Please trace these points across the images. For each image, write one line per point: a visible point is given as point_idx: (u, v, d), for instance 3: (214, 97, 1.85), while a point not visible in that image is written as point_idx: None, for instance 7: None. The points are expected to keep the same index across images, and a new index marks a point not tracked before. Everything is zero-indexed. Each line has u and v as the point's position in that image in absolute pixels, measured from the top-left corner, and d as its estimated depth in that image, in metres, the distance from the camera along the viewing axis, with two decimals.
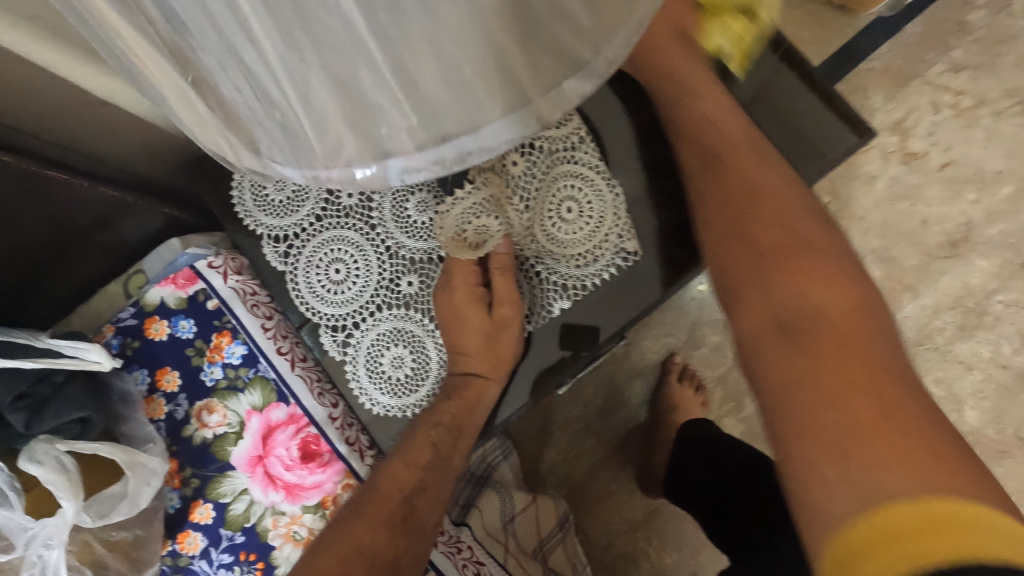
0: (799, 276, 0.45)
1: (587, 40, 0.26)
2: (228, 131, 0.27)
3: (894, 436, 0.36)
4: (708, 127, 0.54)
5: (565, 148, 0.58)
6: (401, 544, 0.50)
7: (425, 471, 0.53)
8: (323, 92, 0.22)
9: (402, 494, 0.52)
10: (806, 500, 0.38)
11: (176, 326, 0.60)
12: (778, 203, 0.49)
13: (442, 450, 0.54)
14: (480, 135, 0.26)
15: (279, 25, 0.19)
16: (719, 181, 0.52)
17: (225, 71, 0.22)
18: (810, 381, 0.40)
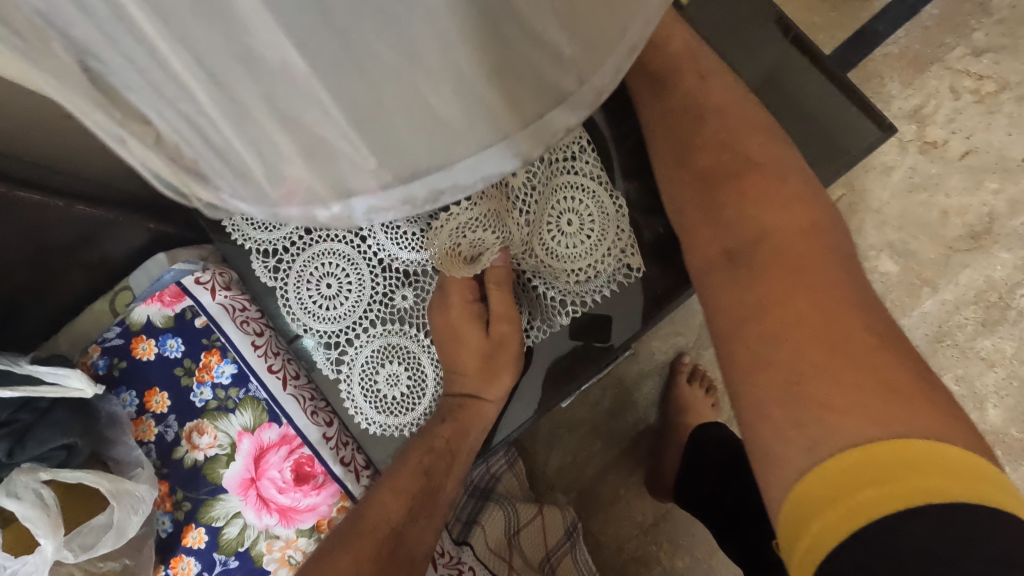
0: (752, 222, 0.46)
1: (570, 69, 0.23)
2: (176, 170, 0.26)
3: (843, 373, 0.37)
4: (661, 87, 0.55)
5: (564, 156, 0.54)
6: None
7: (416, 500, 0.51)
8: (269, 131, 0.20)
9: (394, 529, 0.50)
10: (761, 439, 0.40)
11: (164, 345, 0.58)
12: (740, 140, 0.50)
13: (434, 477, 0.52)
14: (454, 172, 0.24)
15: (204, 70, 0.17)
16: (678, 132, 0.53)
17: (157, 111, 0.21)
18: (765, 321, 0.42)
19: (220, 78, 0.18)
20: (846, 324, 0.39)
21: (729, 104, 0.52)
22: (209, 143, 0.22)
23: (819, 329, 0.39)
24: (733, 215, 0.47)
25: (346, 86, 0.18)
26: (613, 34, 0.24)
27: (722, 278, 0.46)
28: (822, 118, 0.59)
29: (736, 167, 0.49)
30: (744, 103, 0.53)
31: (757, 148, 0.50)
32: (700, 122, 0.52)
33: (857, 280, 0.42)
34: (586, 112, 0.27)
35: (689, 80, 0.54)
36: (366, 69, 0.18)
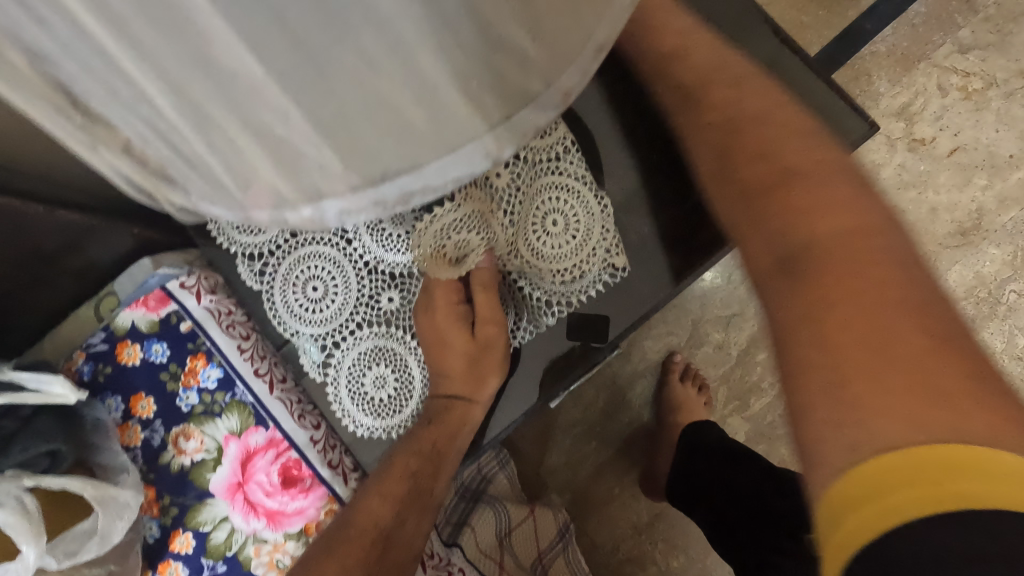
0: (798, 203, 0.39)
1: (536, 71, 0.24)
2: (144, 173, 0.25)
3: (910, 380, 0.31)
4: (687, 80, 0.51)
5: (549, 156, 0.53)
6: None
7: (405, 504, 0.52)
8: (234, 137, 0.20)
9: (382, 533, 0.50)
10: (811, 453, 0.33)
11: (149, 350, 0.58)
12: (778, 144, 0.43)
13: (422, 480, 0.52)
14: (423, 173, 0.25)
15: (164, 77, 0.17)
16: (714, 135, 0.47)
17: (120, 117, 0.21)
18: (816, 316, 0.35)
19: (178, 83, 0.18)
20: (910, 325, 0.33)
21: (760, 100, 0.47)
22: (176, 149, 0.22)
23: (868, 335, 0.33)
24: (775, 195, 0.41)
25: (304, 89, 0.18)
26: (578, 35, 0.24)
27: (781, 295, 0.37)
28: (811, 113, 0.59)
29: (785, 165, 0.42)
30: (785, 105, 0.47)
31: (795, 149, 0.43)
32: (732, 126, 0.46)
33: (921, 281, 0.35)
34: (555, 112, 0.27)
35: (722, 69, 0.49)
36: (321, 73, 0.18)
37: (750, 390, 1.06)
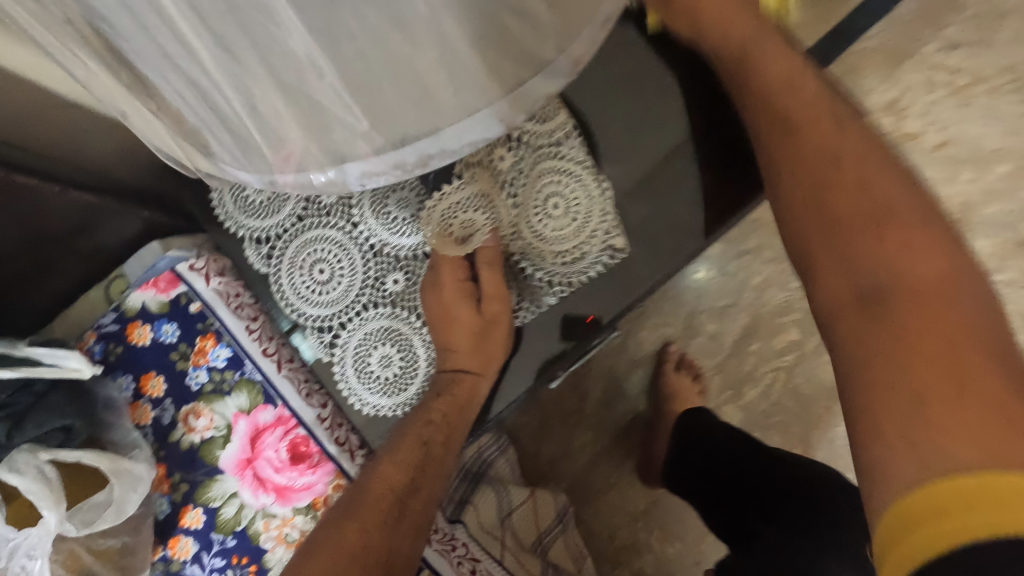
0: (880, 241, 0.40)
1: (547, 37, 0.25)
2: (180, 135, 0.27)
3: (990, 414, 0.31)
4: (762, 96, 0.50)
5: (550, 138, 0.55)
6: (393, 545, 0.49)
7: (417, 469, 0.53)
8: (269, 98, 0.22)
9: (394, 494, 0.51)
10: (874, 475, 0.34)
11: (159, 330, 0.59)
12: (874, 174, 0.43)
13: (433, 449, 0.54)
14: (441, 137, 0.26)
15: (212, 33, 0.19)
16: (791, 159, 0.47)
17: (165, 76, 0.22)
18: (893, 350, 0.36)
19: (224, 40, 0.19)
20: (995, 367, 0.33)
21: (838, 127, 0.47)
22: (212, 109, 0.24)
23: (949, 370, 0.34)
24: (857, 230, 0.41)
25: (337, 48, 0.20)
26: (585, 7, 0.26)
27: (860, 328, 0.39)
28: None
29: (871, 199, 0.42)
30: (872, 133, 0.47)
31: (888, 181, 0.43)
32: (811, 147, 0.46)
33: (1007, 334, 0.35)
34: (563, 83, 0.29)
35: (804, 91, 0.49)
36: (352, 33, 0.20)
37: (744, 379, 1.08)
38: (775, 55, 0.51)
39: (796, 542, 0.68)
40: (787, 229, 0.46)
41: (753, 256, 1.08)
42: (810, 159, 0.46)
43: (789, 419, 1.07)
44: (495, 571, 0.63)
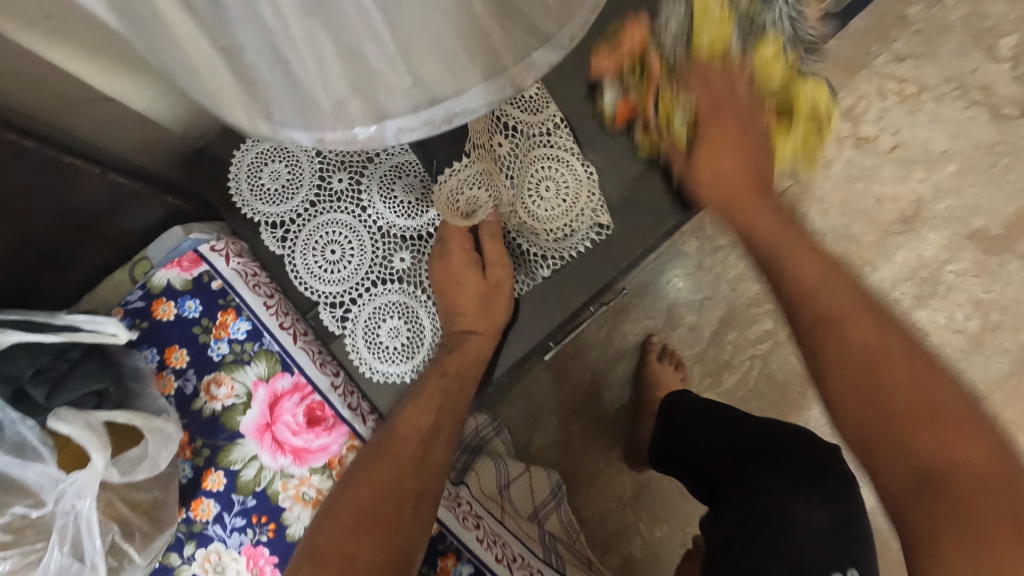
0: (924, 430, 0.49)
1: (552, 15, 0.31)
2: (248, 100, 0.32)
3: None
4: (800, 288, 0.60)
5: (537, 129, 0.63)
6: (426, 481, 0.56)
7: (439, 415, 0.58)
8: (334, 58, 0.28)
9: (423, 436, 0.57)
10: None
11: (183, 306, 0.64)
12: (916, 371, 0.52)
13: (450, 398, 0.59)
14: (464, 98, 0.33)
15: (305, 6, 0.25)
16: (836, 351, 0.55)
17: (252, 47, 0.28)
18: (952, 519, 0.44)
19: (313, 12, 0.25)
20: None
21: (876, 324, 0.55)
22: (285, 73, 0.29)
23: (1005, 530, 0.42)
24: (911, 421, 0.49)
25: (397, 12, 0.26)
26: None
27: (921, 503, 0.46)
28: None
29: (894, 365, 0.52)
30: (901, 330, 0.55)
31: (919, 368, 0.52)
32: (856, 344, 0.55)
33: None
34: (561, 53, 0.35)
35: (839, 287, 0.58)
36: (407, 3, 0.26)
37: (722, 367, 1.16)
38: (812, 261, 0.61)
39: (765, 478, 0.75)
40: (837, 408, 0.54)
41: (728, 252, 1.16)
42: (861, 356, 0.54)
43: (763, 404, 1.15)
44: (496, 527, 0.68)
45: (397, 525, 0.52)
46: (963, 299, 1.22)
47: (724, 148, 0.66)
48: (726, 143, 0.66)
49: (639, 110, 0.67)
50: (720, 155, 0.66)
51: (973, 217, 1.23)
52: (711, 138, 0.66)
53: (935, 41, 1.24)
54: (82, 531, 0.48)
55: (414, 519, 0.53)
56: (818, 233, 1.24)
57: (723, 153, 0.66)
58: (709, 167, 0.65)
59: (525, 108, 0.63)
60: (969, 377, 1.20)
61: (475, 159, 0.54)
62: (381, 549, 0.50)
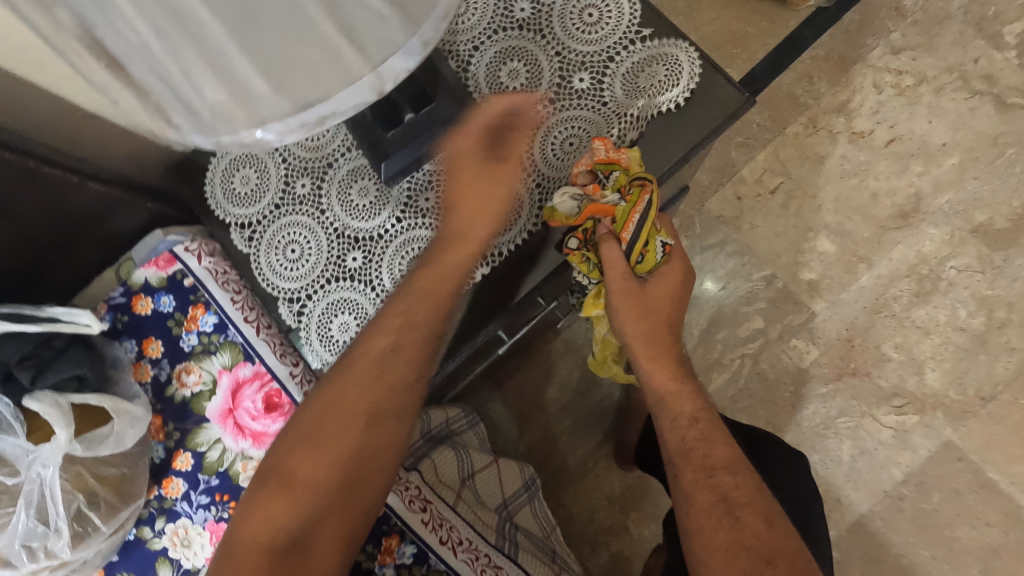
0: None
1: (394, 27, 0.36)
2: (147, 108, 0.37)
3: None
4: (695, 452, 0.66)
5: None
6: (381, 396, 0.64)
7: (401, 331, 0.63)
8: (201, 72, 0.32)
9: (376, 362, 0.63)
10: None
11: (159, 301, 0.71)
12: (773, 546, 0.60)
13: (413, 315, 0.63)
14: (332, 101, 0.37)
15: (157, 28, 0.30)
16: (713, 522, 0.62)
17: (130, 60, 0.32)
18: None
19: (167, 34, 0.30)
20: None
21: (743, 480, 0.65)
22: (162, 83, 0.34)
23: None
24: None
25: (240, 29, 0.31)
26: (424, 4, 0.37)
27: None
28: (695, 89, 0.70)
29: (751, 544, 0.60)
30: (761, 497, 0.64)
31: (773, 541, 0.60)
32: (732, 517, 0.62)
33: None
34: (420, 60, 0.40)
35: (714, 448, 0.66)
36: (255, 10, 0.30)
37: (712, 366, 1.17)
38: (692, 404, 0.69)
39: None
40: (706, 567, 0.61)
41: (717, 250, 1.20)
42: (742, 534, 0.61)
43: (756, 403, 1.15)
44: (445, 513, 0.71)
45: (346, 439, 0.63)
46: (966, 296, 1.15)
47: (649, 314, 0.67)
48: (658, 294, 0.68)
49: (584, 224, 0.64)
50: (644, 313, 0.67)
51: (976, 211, 1.17)
52: (653, 289, 0.67)
53: (933, 31, 1.21)
54: (46, 499, 0.55)
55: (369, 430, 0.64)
56: (812, 230, 1.20)
57: (644, 317, 0.67)
58: (632, 319, 0.67)
59: (490, 80, 0.69)
60: (973, 378, 1.13)
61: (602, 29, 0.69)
62: (339, 460, 0.63)
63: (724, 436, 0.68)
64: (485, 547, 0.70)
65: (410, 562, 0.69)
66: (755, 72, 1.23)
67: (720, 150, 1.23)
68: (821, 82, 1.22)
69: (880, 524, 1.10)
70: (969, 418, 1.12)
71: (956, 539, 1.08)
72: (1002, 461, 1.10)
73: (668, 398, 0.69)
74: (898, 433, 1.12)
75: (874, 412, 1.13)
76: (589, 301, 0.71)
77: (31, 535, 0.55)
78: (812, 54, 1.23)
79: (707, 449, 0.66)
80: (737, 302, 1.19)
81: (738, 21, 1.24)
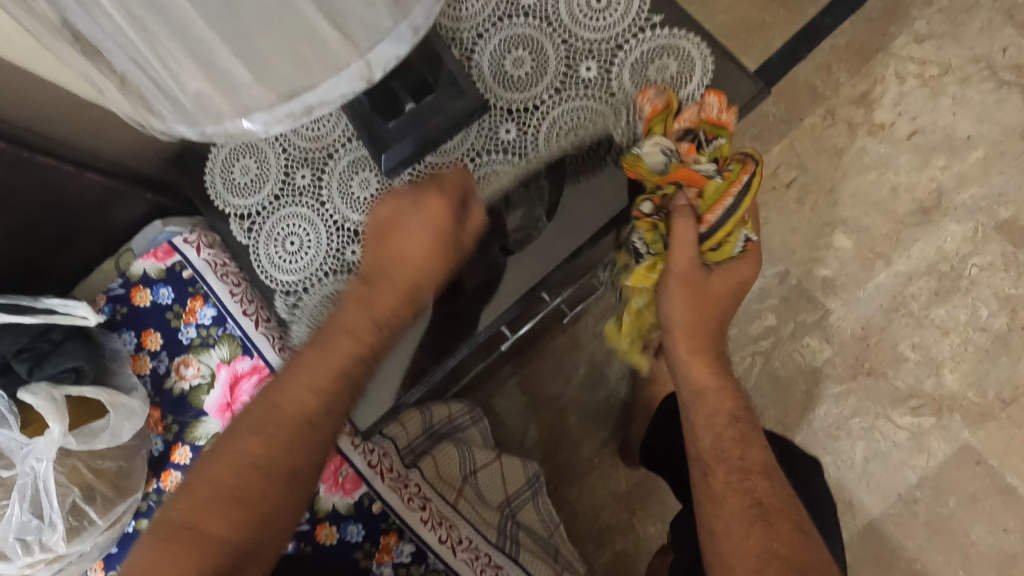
0: None
1: (383, 11, 0.34)
2: (128, 97, 0.35)
3: None
4: (726, 452, 0.63)
5: (509, 89, 0.66)
6: (297, 456, 0.58)
7: (335, 383, 0.59)
8: (181, 62, 0.31)
9: (309, 418, 0.59)
10: None
11: (157, 293, 0.71)
12: (809, 556, 0.55)
13: (346, 369, 0.59)
14: (320, 90, 0.35)
15: (133, 17, 0.28)
16: (745, 526, 0.57)
17: (107, 47, 0.31)
18: None
19: (142, 22, 0.28)
20: None
21: (774, 488, 0.61)
22: (143, 74, 0.32)
23: None
24: None
25: (220, 18, 0.29)
26: None
27: None
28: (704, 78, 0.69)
29: (788, 552, 0.55)
30: (793, 505, 0.59)
31: (809, 554, 0.55)
32: (765, 519, 0.57)
33: None
34: (411, 46, 0.38)
35: (748, 452, 0.63)
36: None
37: None
38: (724, 403, 0.66)
39: None
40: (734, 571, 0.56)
41: None
42: (778, 541, 0.55)
43: (766, 402, 1.13)
44: (445, 511, 0.71)
45: (260, 502, 0.56)
46: (988, 295, 1.11)
47: (699, 309, 0.66)
48: (716, 291, 0.67)
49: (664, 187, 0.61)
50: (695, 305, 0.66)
51: (1001, 207, 1.13)
52: (715, 280, 0.66)
53: (959, 19, 1.16)
54: (40, 493, 0.57)
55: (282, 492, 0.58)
56: (828, 226, 1.16)
57: (694, 307, 0.66)
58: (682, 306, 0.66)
59: (494, 70, 0.66)
60: (994, 380, 1.09)
61: (610, 16, 0.67)
62: (246, 524, 0.56)
63: (758, 442, 0.64)
64: (484, 546, 0.70)
65: (409, 561, 0.69)
66: (771, 61, 1.19)
67: (733, 142, 1.19)
68: (840, 72, 1.18)
69: (893, 528, 1.07)
70: (988, 421, 1.08)
71: (971, 545, 1.05)
72: (1021, 466, 1.06)
73: (705, 394, 0.67)
74: (913, 435, 1.09)
75: (888, 414, 1.10)
76: (640, 272, 0.67)
77: (26, 528, 0.57)
78: (832, 43, 1.19)
79: (740, 452, 0.63)
80: (749, 298, 1.15)
81: (755, 8, 1.20)
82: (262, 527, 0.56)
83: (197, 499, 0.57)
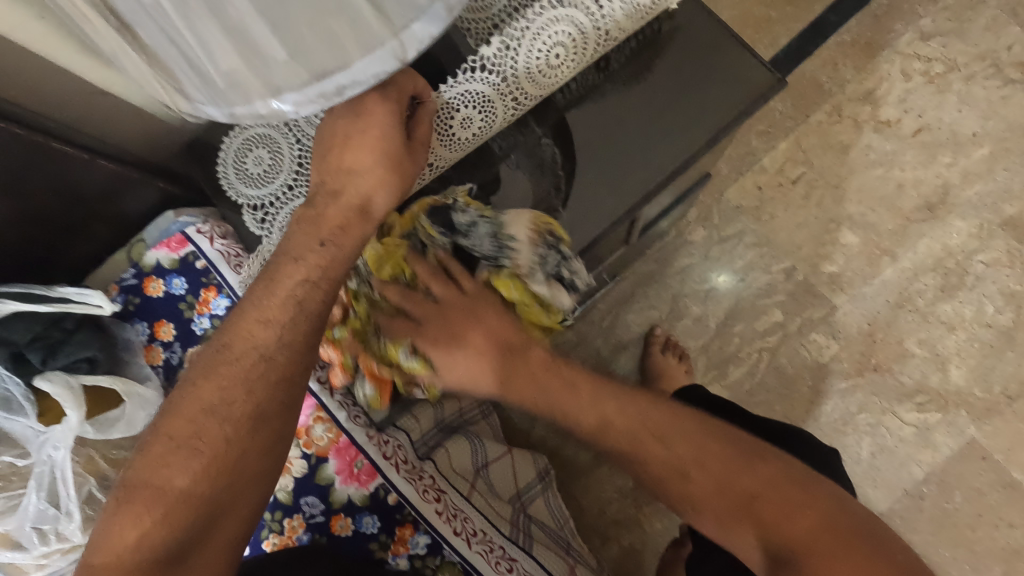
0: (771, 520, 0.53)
1: None
2: (162, 77, 0.36)
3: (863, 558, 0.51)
4: (605, 416, 0.60)
5: (515, 58, 0.60)
6: (259, 395, 0.52)
7: (296, 312, 0.54)
8: (212, 33, 0.31)
9: (260, 354, 0.53)
10: None
11: (170, 284, 0.73)
12: (685, 453, 0.58)
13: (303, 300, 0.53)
14: (352, 69, 0.35)
15: None
16: (665, 478, 0.58)
17: (144, 22, 0.32)
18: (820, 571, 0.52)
19: None
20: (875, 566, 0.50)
21: (637, 406, 0.61)
22: (176, 50, 0.33)
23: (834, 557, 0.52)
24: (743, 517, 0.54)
25: None
26: None
27: None
28: (718, 71, 0.71)
29: (677, 467, 0.57)
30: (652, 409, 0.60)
31: (688, 452, 0.57)
32: (651, 455, 0.58)
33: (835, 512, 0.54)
34: (446, 26, 0.37)
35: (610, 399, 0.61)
36: None
37: (728, 359, 1.13)
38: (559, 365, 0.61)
39: None
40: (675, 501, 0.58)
41: (736, 241, 1.17)
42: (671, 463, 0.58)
43: (773, 397, 1.12)
44: (459, 503, 0.72)
45: (225, 450, 0.51)
46: (994, 291, 1.12)
47: (472, 356, 0.58)
48: (461, 319, 0.59)
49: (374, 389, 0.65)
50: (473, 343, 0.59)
51: (1005, 203, 1.13)
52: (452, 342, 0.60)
53: (965, 17, 1.17)
54: (57, 481, 0.59)
55: (248, 439, 0.52)
56: (834, 222, 1.16)
57: (465, 340, 0.59)
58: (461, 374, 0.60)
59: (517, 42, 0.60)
60: (999, 375, 1.09)
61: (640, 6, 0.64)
62: (209, 473, 0.50)
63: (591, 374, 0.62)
64: (498, 539, 0.70)
65: (424, 553, 0.69)
66: (778, 57, 1.19)
67: (740, 137, 1.19)
68: (847, 69, 1.18)
69: (899, 523, 1.07)
70: (993, 416, 1.09)
71: (976, 539, 1.05)
72: None
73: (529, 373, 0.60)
74: (919, 430, 1.09)
75: (895, 409, 1.10)
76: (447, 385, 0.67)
77: (43, 517, 0.58)
78: (838, 39, 1.19)
79: (601, 416, 0.60)
80: (755, 294, 1.15)
81: (762, 5, 1.20)
82: (227, 473, 0.51)
83: (154, 453, 0.51)
